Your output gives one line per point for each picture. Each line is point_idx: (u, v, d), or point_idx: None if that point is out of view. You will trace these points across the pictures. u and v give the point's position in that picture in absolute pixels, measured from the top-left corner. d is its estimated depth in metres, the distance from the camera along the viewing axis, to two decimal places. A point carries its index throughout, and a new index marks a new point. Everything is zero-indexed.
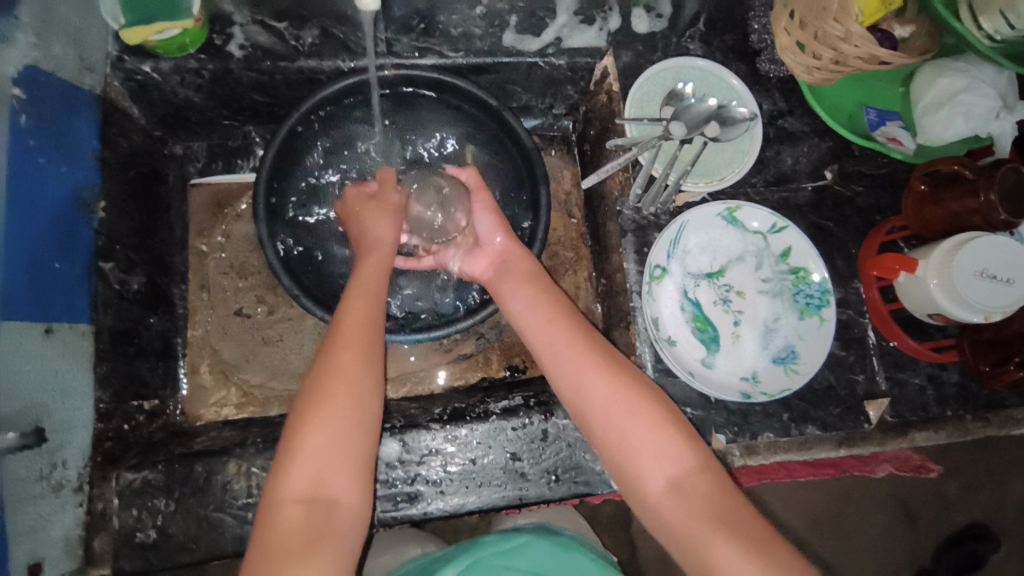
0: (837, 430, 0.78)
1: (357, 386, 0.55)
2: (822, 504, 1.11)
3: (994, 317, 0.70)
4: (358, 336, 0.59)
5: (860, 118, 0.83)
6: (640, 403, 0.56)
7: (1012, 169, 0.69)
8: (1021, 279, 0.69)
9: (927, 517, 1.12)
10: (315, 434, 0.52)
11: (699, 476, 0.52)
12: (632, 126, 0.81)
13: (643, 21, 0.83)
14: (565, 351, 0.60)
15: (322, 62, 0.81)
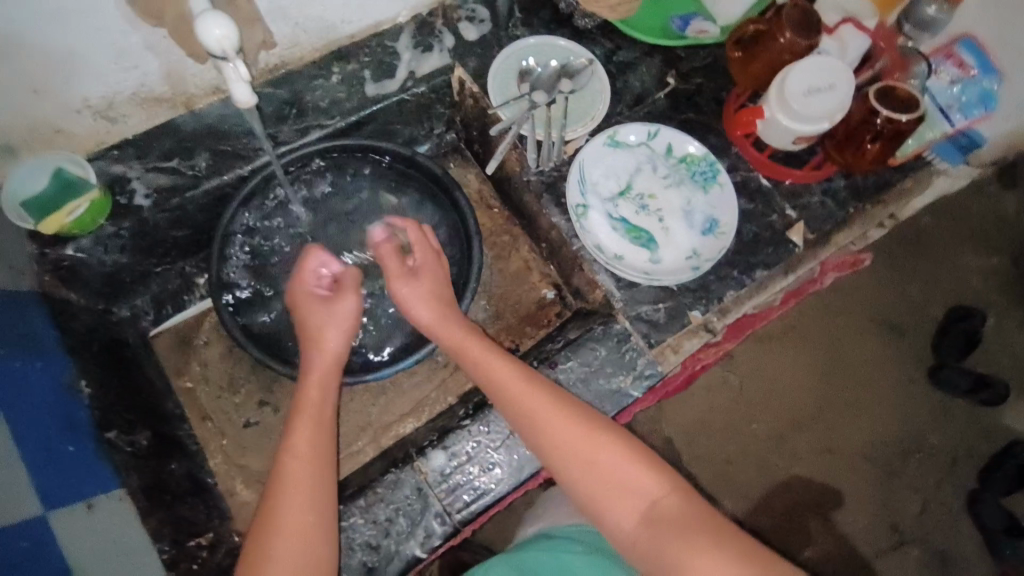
0: (778, 263, 0.90)
1: (308, 521, 0.61)
2: (822, 374, 1.22)
3: (837, 117, 0.83)
4: (309, 481, 0.63)
5: (670, 27, 0.99)
6: (607, 451, 0.63)
7: (791, 7, 0.85)
8: (840, 80, 0.81)
9: (910, 324, 1.24)
10: (279, 569, 0.58)
11: (668, 498, 0.60)
12: (504, 110, 0.93)
13: (471, 29, 0.97)
14: (524, 402, 0.66)
15: (223, 177, 0.88)
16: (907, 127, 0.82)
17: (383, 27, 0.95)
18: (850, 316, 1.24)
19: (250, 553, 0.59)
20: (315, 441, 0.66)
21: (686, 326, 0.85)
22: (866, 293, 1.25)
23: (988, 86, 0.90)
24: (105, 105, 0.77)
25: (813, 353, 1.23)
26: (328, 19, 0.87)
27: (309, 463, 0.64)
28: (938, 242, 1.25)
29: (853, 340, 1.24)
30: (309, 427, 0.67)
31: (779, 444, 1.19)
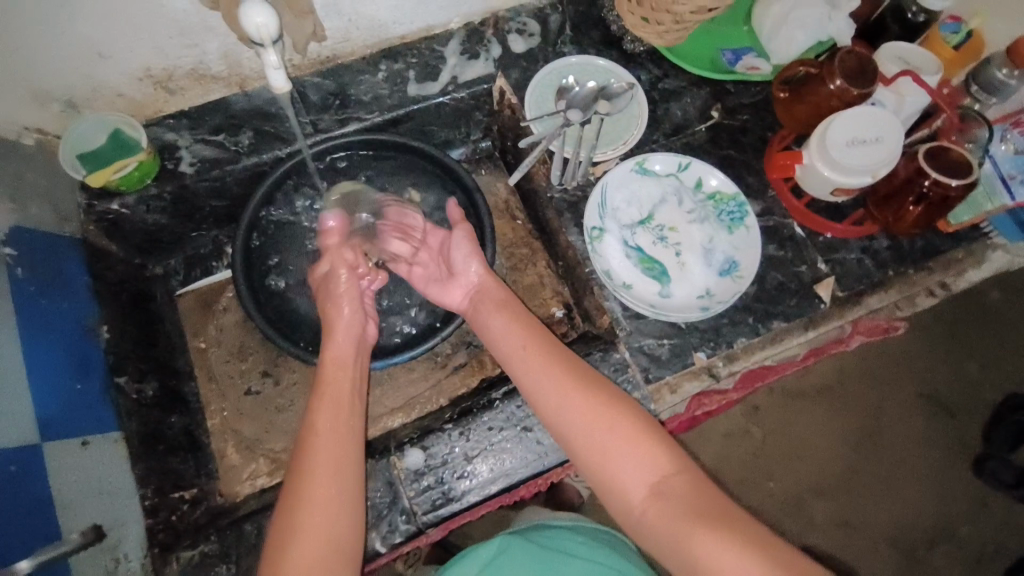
0: (799, 316, 0.86)
1: (341, 454, 0.64)
2: (856, 442, 1.22)
3: (881, 172, 0.79)
4: (343, 421, 0.68)
5: (720, 60, 0.98)
6: (620, 421, 0.64)
7: (847, 53, 0.82)
8: (890, 134, 0.78)
9: (960, 407, 1.24)
10: (315, 490, 0.61)
11: (677, 476, 0.61)
12: (537, 124, 0.93)
13: (519, 42, 1.00)
14: (540, 367, 0.70)
15: (261, 156, 0.92)
16: (954, 191, 0.77)
17: (436, 30, 0.99)
18: (897, 385, 1.25)
19: (297, 472, 0.63)
20: (341, 422, 0.68)
21: (690, 366, 0.82)
22: (914, 368, 1.26)
23: None
24: (166, 75, 0.83)
25: (850, 421, 1.24)
26: (382, 20, 0.92)
27: (336, 443, 0.65)
28: (992, 327, 1.28)
29: (895, 412, 1.24)
30: (334, 410, 0.68)
31: (807, 504, 1.20)
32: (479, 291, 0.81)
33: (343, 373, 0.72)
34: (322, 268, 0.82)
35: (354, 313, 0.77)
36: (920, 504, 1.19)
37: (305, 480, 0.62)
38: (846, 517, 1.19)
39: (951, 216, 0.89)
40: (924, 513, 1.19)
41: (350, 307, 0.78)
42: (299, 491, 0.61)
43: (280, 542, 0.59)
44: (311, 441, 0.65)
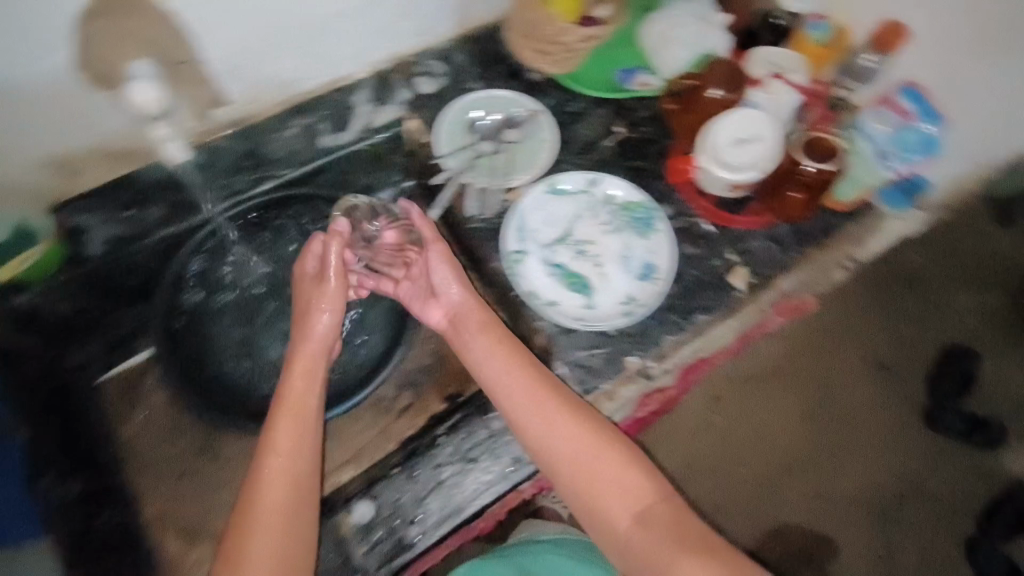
0: (718, 307, 0.91)
1: (293, 482, 0.66)
2: (807, 418, 1.20)
3: (764, 166, 0.84)
4: (293, 450, 0.68)
5: (614, 80, 1.03)
6: (607, 451, 0.67)
7: (719, 62, 0.92)
8: (766, 130, 0.84)
9: (905, 364, 1.21)
10: (264, 517, 0.63)
11: (660, 504, 0.64)
12: (450, 159, 0.97)
13: (427, 83, 1.04)
14: (529, 395, 0.71)
15: (175, 227, 0.93)
16: (829, 174, 0.89)
17: (342, 82, 1.01)
18: (842, 353, 1.23)
19: (246, 501, 0.65)
20: (294, 446, 0.68)
21: (622, 371, 0.86)
22: (853, 331, 1.24)
23: (929, 130, 0.89)
24: (64, 161, 0.82)
25: (797, 396, 1.21)
26: (286, 78, 0.94)
27: (291, 469, 0.66)
28: (936, 278, 1.23)
29: (841, 379, 1.22)
30: (292, 432, 0.69)
31: (771, 489, 1.17)
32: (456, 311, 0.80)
33: (303, 394, 0.72)
34: (311, 269, 0.78)
35: (332, 326, 0.76)
36: (880, 472, 1.17)
37: (258, 505, 0.64)
38: (811, 497, 1.16)
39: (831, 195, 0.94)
40: (882, 479, 1.17)
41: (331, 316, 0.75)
42: (251, 516, 0.63)
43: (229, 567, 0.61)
44: (265, 464, 0.66)
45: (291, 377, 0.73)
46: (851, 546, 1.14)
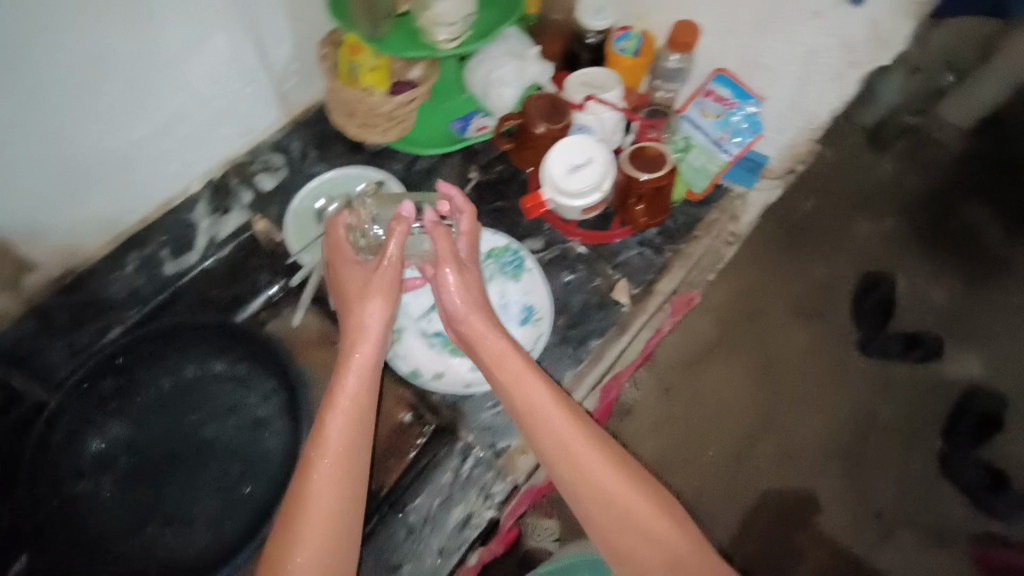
0: (608, 329, 0.92)
1: (343, 496, 0.63)
2: (756, 396, 1.44)
3: (606, 186, 0.86)
4: (345, 456, 0.65)
5: (452, 131, 1.02)
6: (639, 498, 0.64)
7: (535, 98, 0.90)
8: (596, 152, 0.85)
9: (827, 306, 1.52)
10: (303, 549, 0.59)
11: (690, 553, 0.61)
12: (305, 254, 0.93)
13: (268, 179, 1.02)
14: (561, 429, 0.67)
15: (17, 408, 0.87)
16: (662, 181, 0.84)
17: (177, 201, 0.96)
18: (754, 339, 1.49)
19: (284, 525, 0.61)
20: (353, 432, 0.66)
21: None
22: (758, 316, 1.51)
23: (750, 110, 0.93)
24: None
25: (743, 374, 1.45)
26: (107, 214, 0.89)
27: (337, 469, 0.64)
28: (828, 226, 1.57)
29: (772, 353, 1.48)
30: (351, 416, 0.67)
31: (737, 462, 1.39)
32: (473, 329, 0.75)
33: (376, 354, 0.71)
34: (348, 255, 0.77)
35: (383, 318, 0.72)
36: (823, 424, 1.42)
37: (303, 515, 0.61)
38: (784, 458, 1.39)
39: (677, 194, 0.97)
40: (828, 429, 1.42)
41: (361, 271, 0.75)
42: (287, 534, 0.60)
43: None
44: (309, 467, 0.63)
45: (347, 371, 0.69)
46: (831, 503, 1.36)
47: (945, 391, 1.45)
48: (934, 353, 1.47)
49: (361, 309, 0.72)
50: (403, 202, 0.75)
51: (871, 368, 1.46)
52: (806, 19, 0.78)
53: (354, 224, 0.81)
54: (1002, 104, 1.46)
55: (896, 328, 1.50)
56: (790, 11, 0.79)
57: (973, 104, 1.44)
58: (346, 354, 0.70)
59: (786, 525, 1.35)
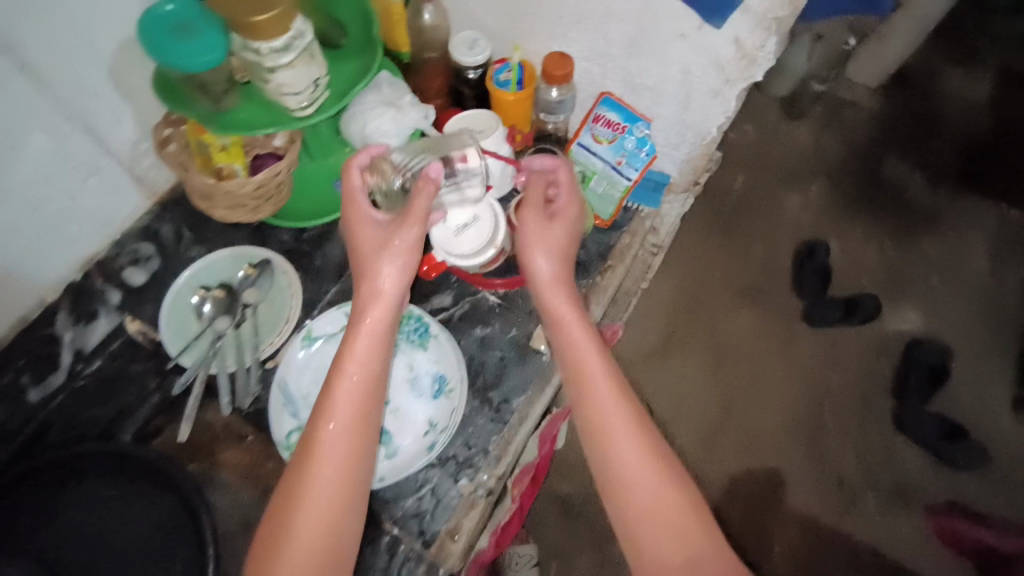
0: (530, 383, 0.88)
1: (353, 463, 0.62)
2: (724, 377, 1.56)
3: (498, 241, 0.78)
4: (350, 427, 0.63)
5: (335, 193, 0.95)
6: (667, 479, 0.66)
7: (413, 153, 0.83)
8: (480, 209, 0.78)
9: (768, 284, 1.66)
10: (311, 510, 0.59)
11: (706, 544, 0.63)
12: (185, 356, 0.83)
13: (138, 273, 0.93)
14: (602, 387, 0.70)
15: None
16: (557, 230, 0.80)
17: (31, 315, 0.86)
18: (714, 318, 1.62)
19: (291, 487, 0.61)
20: (352, 423, 0.63)
21: (458, 499, 0.80)
22: (715, 299, 1.64)
23: (641, 132, 0.89)
24: None
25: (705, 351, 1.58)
26: None
27: (349, 433, 0.63)
28: (748, 219, 1.73)
29: (733, 330, 1.61)
30: (353, 409, 0.64)
31: (715, 428, 1.52)
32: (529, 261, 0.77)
33: (382, 335, 0.68)
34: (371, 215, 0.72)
35: (398, 281, 0.69)
36: (781, 391, 1.56)
37: (300, 503, 0.60)
38: (749, 432, 1.52)
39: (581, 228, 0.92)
40: (785, 397, 1.55)
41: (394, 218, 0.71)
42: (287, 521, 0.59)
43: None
44: (315, 451, 0.61)
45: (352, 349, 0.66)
46: (795, 473, 1.49)
47: (888, 348, 1.60)
48: (873, 312, 1.61)
49: (376, 271, 0.69)
50: (431, 166, 0.68)
51: (818, 339, 1.61)
52: (674, 40, 0.74)
53: (372, 170, 0.75)
54: (902, 58, 1.80)
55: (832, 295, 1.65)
56: (658, 33, 0.74)
57: (879, 62, 1.82)
58: (361, 323, 0.68)
59: (755, 497, 1.47)
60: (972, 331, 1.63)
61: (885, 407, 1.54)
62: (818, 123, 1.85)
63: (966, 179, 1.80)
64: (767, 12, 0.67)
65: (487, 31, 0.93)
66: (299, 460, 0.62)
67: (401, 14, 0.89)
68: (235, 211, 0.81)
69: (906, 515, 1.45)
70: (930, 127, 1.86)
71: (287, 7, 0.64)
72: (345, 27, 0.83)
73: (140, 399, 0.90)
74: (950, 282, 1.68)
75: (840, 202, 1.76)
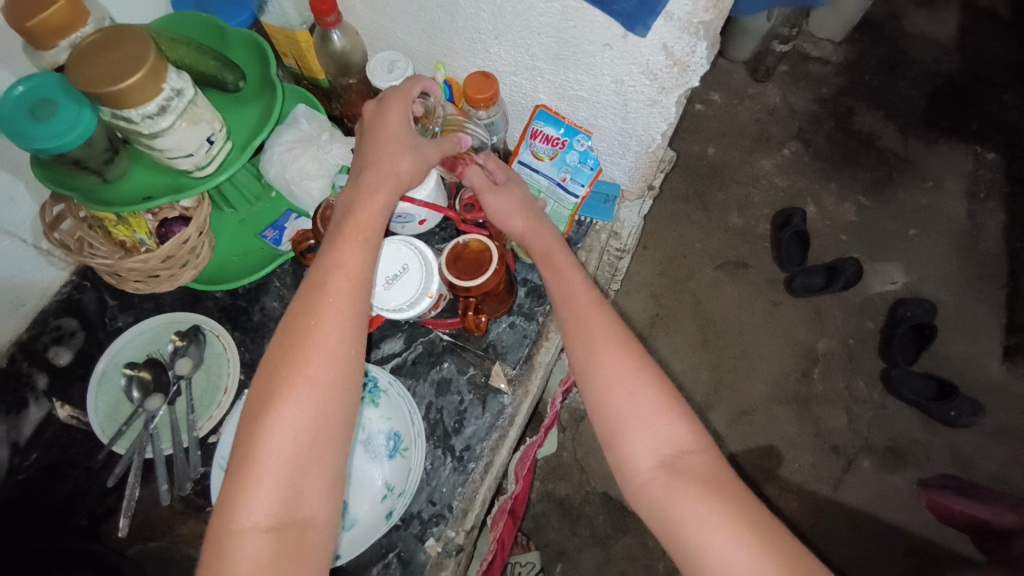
0: (492, 425, 0.82)
1: (351, 334, 0.58)
2: (709, 356, 1.52)
3: (433, 290, 0.77)
4: (349, 293, 0.59)
5: (265, 243, 0.88)
6: (647, 379, 0.61)
7: (326, 207, 0.76)
8: (409, 260, 0.77)
9: (749, 256, 1.61)
10: (309, 375, 0.56)
11: (696, 450, 0.59)
12: (119, 442, 0.79)
13: (62, 352, 0.86)
14: (581, 300, 0.67)
15: None
16: (490, 284, 0.74)
17: None
18: (696, 297, 1.57)
19: (290, 345, 0.56)
20: (350, 308, 0.58)
21: (427, 561, 0.76)
22: (694, 277, 1.59)
23: (582, 146, 0.82)
24: None
25: (692, 323, 1.55)
26: None
27: (348, 298, 0.59)
28: (720, 192, 1.67)
29: (720, 305, 1.56)
30: (346, 296, 0.59)
31: (708, 408, 1.48)
32: (501, 211, 0.74)
33: (374, 226, 0.63)
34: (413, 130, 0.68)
35: (402, 145, 0.66)
36: (769, 366, 1.51)
37: (295, 377, 0.55)
38: (744, 411, 1.48)
39: (523, 253, 0.88)
40: (774, 369, 1.51)
41: (404, 128, 0.66)
42: (276, 393, 0.54)
43: (245, 463, 0.53)
44: (309, 333, 0.57)
45: (371, 192, 0.63)
46: (790, 448, 1.45)
47: (872, 308, 1.56)
48: (857, 276, 1.55)
49: (381, 168, 0.64)
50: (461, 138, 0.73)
51: (802, 304, 1.56)
52: (600, 50, 0.68)
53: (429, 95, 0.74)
54: (862, 8, 1.73)
55: (812, 261, 1.60)
56: (582, 44, 0.68)
57: (841, 15, 1.74)
58: (355, 211, 0.62)
59: (754, 479, 1.43)
60: (957, 283, 1.59)
61: (874, 366, 1.51)
62: (785, 83, 1.78)
63: (940, 126, 1.73)
64: (691, 17, 0.60)
65: (407, 49, 0.85)
66: (304, 310, 0.58)
67: (310, 41, 0.81)
68: (151, 282, 0.78)
69: (904, 480, 1.42)
70: (898, 71, 1.80)
71: (155, 69, 0.57)
72: (242, 65, 0.77)
73: (88, 477, 0.79)
74: (931, 233, 1.63)
75: (812, 160, 1.70)
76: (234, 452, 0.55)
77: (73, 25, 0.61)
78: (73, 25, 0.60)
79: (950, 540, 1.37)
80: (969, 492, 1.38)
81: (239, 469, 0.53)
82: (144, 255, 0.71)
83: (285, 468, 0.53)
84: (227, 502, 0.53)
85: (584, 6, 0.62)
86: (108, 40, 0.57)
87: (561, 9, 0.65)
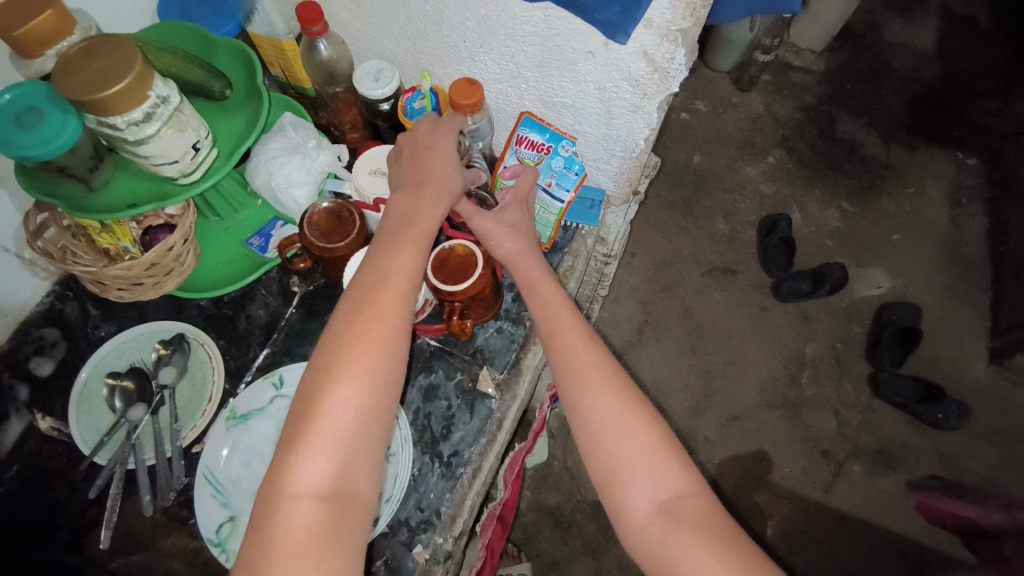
0: (480, 429, 0.82)
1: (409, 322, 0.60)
2: (697, 362, 1.53)
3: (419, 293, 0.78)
4: (409, 284, 0.61)
5: (251, 251, 0.88)
6: (642, 422, 0.62)
7: (312, 214, 0.76)
8: None
9: (735, 263, 1.63)
10: (367, 354, 0.56)
11: (691, 496, 0.59)
12: (102, 453, 0.78)
13: (44, 363, 0.85)
14: (574, 337, 0.67)
15: None
16: (476, 288, 0.74)
17: None
18: (684, 304, 1.58)
19: (349, 324, 0.57)
20: (408, 298, 0.60)
21: (415, 568, 0.75)
22: (682, 283, 1.60)
23: (566, 152, 0.83)
24: None
25: (680, 329, 1.56)
26: None
27: (408, 287, 0.61)
28: (706, 200, 1.69)
29: (708, 311, 1.58)
30: (405, 286, 0.60)
31: (698, 414, 1.48)
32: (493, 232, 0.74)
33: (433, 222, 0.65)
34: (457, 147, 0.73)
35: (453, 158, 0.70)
36: (757, 371, 1.52)
37: (355, 355, 0.56)
38: (733, 417, 1.48)
39: None
40: (762, 374, 1.52)
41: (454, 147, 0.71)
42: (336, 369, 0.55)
43: (303, 433, 0.54)
44: (369, 316, 0.58)
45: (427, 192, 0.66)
46: (780, 454, 1.46)
47: (857, 313, 1.58)
48: (841, 281, 1.57)
49: (436, 173, 0.68)
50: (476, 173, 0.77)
51: (789, 310, 1.58)
52: (583, 57, 0.69)
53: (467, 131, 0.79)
54: (841, 19, 1.77)
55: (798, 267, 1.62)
56: (565, 52, 0.69)
57: (821, 26, 1.79)
58: (412, 208, 0.65)
59: (745, 486, 1.43)
60: (940, 288, 1.61)
61: (861, 370, 1.53)
62: (768, 92, 1.81)
63: (920, 134, 1.77)
64: (670, 25, 0.61)
65: (393, 58, 0.86)
66: (364, 292, 0.59)
67: (296, 51, 0.82)
68: (134, 291, 0.78)
69: (893, 484, 1.43)
70: (877, 80, 1.84)
71: (141, 76, 0.58)
72: (229, 74, 0.78)
73: (69, 491, 0.78)
74: (913, 238, 1.66)
75: (795, 167, 1.73)
76: (290, 423, 0.55)
77: (60, 34, 0.61)
78: (59, 35, 0.61)
79: (940, 544, 1.38)
80: (958, 493, 1.40)
81: (295, 439, 0.54)
82: (127, 264, 0.70)
83: (342, 442, 0.54)
84: (281, 470, 0.53)
85: (566, 14, 0.64)
86: (96, 48, 0.57)
87: (544, 17, 0.66)
